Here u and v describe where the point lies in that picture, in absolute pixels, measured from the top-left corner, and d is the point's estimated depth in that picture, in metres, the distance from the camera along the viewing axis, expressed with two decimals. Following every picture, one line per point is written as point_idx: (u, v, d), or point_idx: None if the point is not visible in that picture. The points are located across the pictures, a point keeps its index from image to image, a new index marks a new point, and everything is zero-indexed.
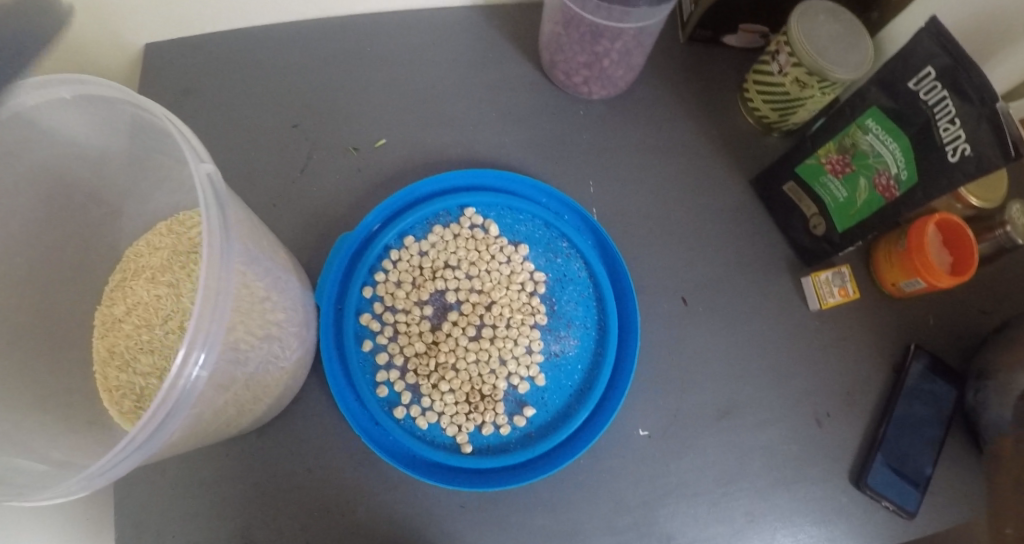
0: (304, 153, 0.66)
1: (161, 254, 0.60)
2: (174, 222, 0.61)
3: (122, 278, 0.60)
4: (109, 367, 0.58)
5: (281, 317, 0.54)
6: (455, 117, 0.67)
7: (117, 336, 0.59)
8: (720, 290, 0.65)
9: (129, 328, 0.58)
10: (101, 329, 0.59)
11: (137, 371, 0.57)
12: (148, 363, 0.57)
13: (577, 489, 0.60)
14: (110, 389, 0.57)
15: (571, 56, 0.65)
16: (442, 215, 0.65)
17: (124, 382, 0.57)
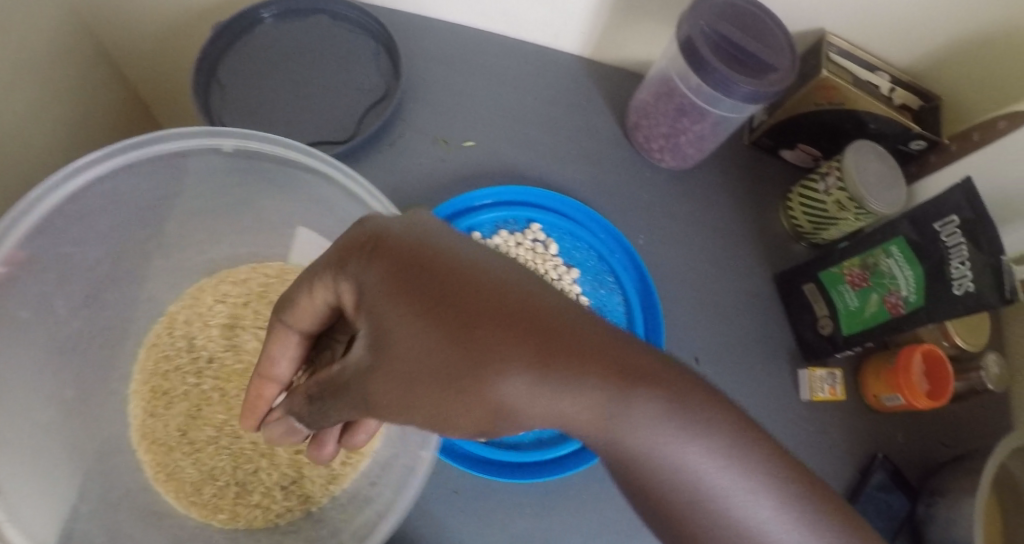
0: (399, 130, 0.72)
1: (222, 317, 0.69)
2: (231, 274, 0.69)
3: (159, 336, 0.68)
4: (169, 454, 0.64)
5: None
6: (537, 141, 0.74)
7: (171, 418, 0.66)
8: (725, 356, 0.71)
9: (184, 410, 0.67)
10: (151, 405, 0.66)
11: (205, 455, 0.65)
12: (196, 440, 0.66)
13: (563, 504, 0.64)
14: (171, 478, 0.63)
15: (654, 125, 0.73)
16: (510, 221, 0.70)
17: (195, 468, 0.64)
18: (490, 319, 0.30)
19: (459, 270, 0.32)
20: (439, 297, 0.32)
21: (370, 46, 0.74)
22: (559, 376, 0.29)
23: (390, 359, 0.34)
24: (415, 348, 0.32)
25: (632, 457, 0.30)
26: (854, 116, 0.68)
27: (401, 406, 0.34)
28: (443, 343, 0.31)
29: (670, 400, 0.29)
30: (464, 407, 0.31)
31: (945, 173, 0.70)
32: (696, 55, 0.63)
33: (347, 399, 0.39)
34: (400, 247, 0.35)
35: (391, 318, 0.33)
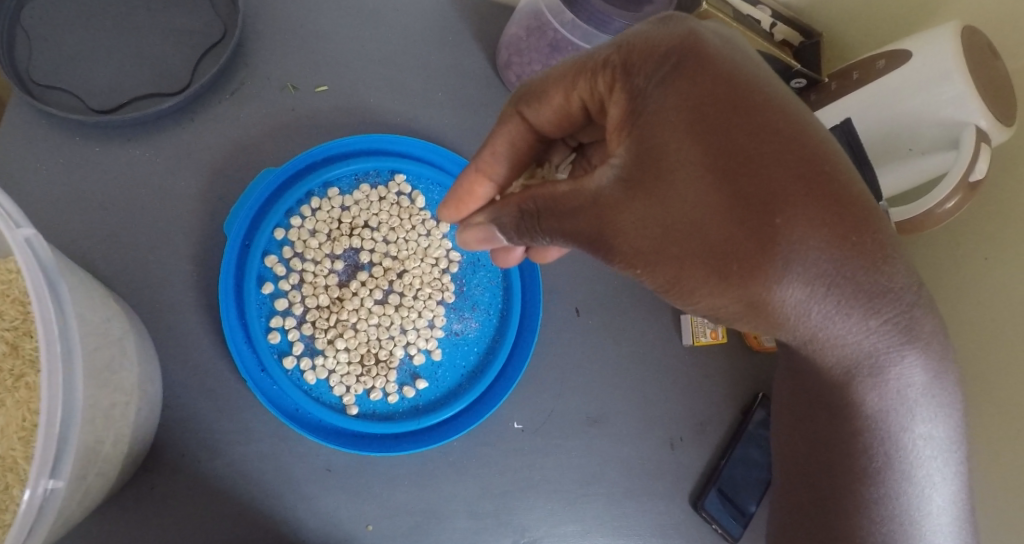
0: (238, 76, 0.63)
1: None
2: None
3: None
4: None
5: (126, 372, 0.50)
6: (399, 84, 0.67)
7: None
8: (610, 305, 0.69)
9: None
10: None
11: None
12: None
13: (442, 471, 0.61)
14: None
15: (526, 63, 0.66)
16: (371, 174, 0.65)
17: None
18: (766, 126, 0.33)
19: (757, 90, 0.34)
20: (728, 134, 0.33)
21: None
22: (849, 253, 0.33)
23: (613, 209, 0.36)
24: (686, 171, 0.33)
25: (822, 328, 0.35)
26: None
27: (654, 246, 0.35)
28: (723, 165, 0.32)
29: (886, 308, 0.35)
30: (738, 273, 0.32)
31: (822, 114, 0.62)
32: None
33: (583, 219, 0.38)
34: (648, 48, 0.37)
35: (663, 127, 0.34)
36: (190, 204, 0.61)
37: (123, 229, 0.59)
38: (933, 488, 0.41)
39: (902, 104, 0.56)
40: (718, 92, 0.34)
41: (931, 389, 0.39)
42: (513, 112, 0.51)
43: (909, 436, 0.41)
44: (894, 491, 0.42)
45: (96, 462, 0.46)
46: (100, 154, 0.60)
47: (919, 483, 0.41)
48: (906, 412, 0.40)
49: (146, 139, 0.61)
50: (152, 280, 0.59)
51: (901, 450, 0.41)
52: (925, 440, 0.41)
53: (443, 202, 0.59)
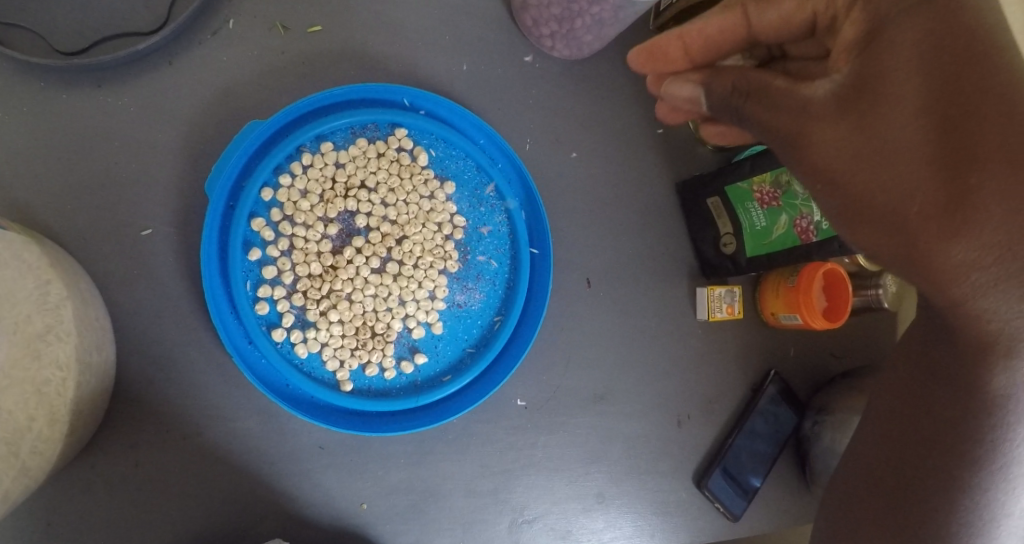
0: (221, 13, 0.56)
1: None
2: None
3: None
4: None
5: (67, 352, 0.46)
6: (402, 25, 0.60)
7: None
8: (623, 277, 0.65)
9: None
10: None
11: None
12: None
13: (440, 449, 0.60)
14: None
15: (543, 6, 0.58)
16: (369, 128, 0.58)
17: None
18: (1003, 73, 0.32)
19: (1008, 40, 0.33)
20: (956, 72, 0.33)
21: None
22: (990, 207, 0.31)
23: (816, 119, 0.37)
24: (901, 99, 0.34)
25: (941, 267, 0.33)
26: None
27: (840, 162, 0.36)
28: (932, 104, 0.33)
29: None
30: (891, 208, 0.34)
31: None
32: None
33: (777, 118, 0.39)
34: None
35: (896, 54, 0.35)
36: (170, 161, 0.55)
37: (98, 188, 0.54)
38: (1001, 389, 0.36)
39: None
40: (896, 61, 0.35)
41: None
42: (738, 3, 0.47)
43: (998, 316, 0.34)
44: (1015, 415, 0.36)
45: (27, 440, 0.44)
46: (69, 102, 0.54)
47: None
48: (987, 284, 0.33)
49: (120, 85, 0.55)
50: (132, 245, 0.54)
51: (1004, 336, 0.34)
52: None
53: (640, 47, 0.54)
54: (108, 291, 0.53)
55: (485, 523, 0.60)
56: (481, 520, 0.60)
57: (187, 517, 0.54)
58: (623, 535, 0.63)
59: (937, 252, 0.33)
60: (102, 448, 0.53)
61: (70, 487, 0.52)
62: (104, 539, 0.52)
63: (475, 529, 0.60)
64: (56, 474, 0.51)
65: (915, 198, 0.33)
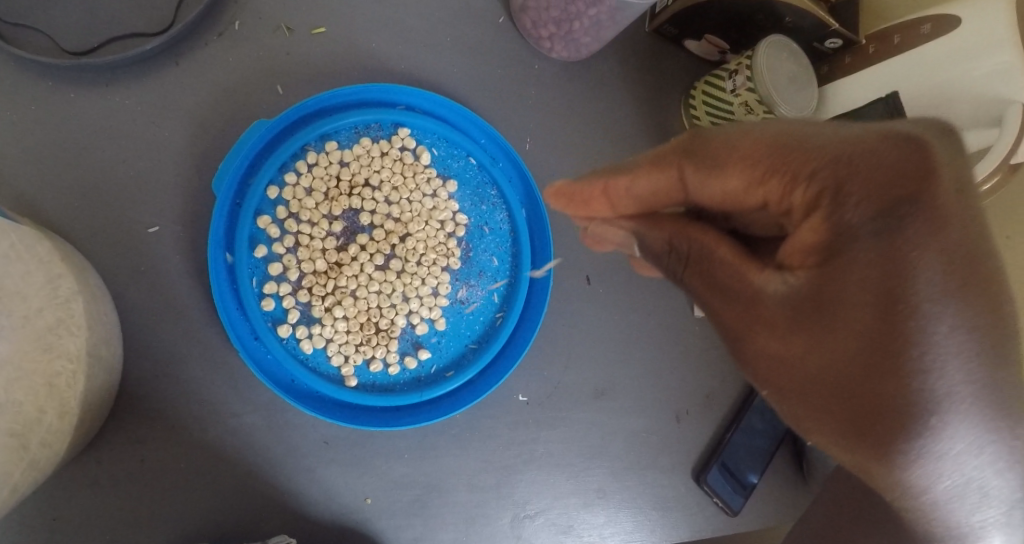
0: (226, 16, 0.57)
1: None
2: None
3: None
4: None
5: (74, 345, 0.47)
6: (405, 28, 0.61)
7: None
8: (622, 276, 0.66)
9: None
10: None
11: None
12: None
13: (444, 444, 0.60)
14: None
15: (542, 8, 0.60)
16: (373, 127, 0.59)
17: None
18: (946, 295, 0.28)
19: (962, 240, 0.29)
20: (908, 298, 0.28)
21: None
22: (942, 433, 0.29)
23: (763, 322, 0.32)
24: (853, 327, 0.29)
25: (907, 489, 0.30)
26: (768, 6, 0.62)
27: (790, 379, 0.32)
28: (878, 331, 0.29)
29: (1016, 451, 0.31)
30: (837, 432, 0.30)
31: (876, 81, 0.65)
32: None
33: (731, 312, 0.34)
34: (893, 169, 0.30)
35: (856, 276, 0.29)
36: (176, 160, 0.56)
37: (106, 186, 0.55)
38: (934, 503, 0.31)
39: (960, 64, 0.58)
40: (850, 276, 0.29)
41: (993, 470, 0.30)
42: (677, 163, 0.38)
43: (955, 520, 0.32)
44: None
45: (37, 432, 0.44)
46: (77, 101, 0.55)
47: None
48: (944, 503, 0.31)
49: (127, 84, 0.56)
50: (139, 243, 0.55)
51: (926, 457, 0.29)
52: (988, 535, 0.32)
53: (556, 186, 0.44)
54: (115, 288, 0.54)
55: (487, 517, 0.60)
56: (484, 514, 0.60)
57: (192, 512, 0.54)
58: (623, 530, 0.64)
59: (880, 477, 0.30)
60: (107, 444, 0.53)
61: (75, 483, 0.52)
62: (108, 534, 0.53)
63: (478, 524, 0.60)
64: (61, 468, 0.52)
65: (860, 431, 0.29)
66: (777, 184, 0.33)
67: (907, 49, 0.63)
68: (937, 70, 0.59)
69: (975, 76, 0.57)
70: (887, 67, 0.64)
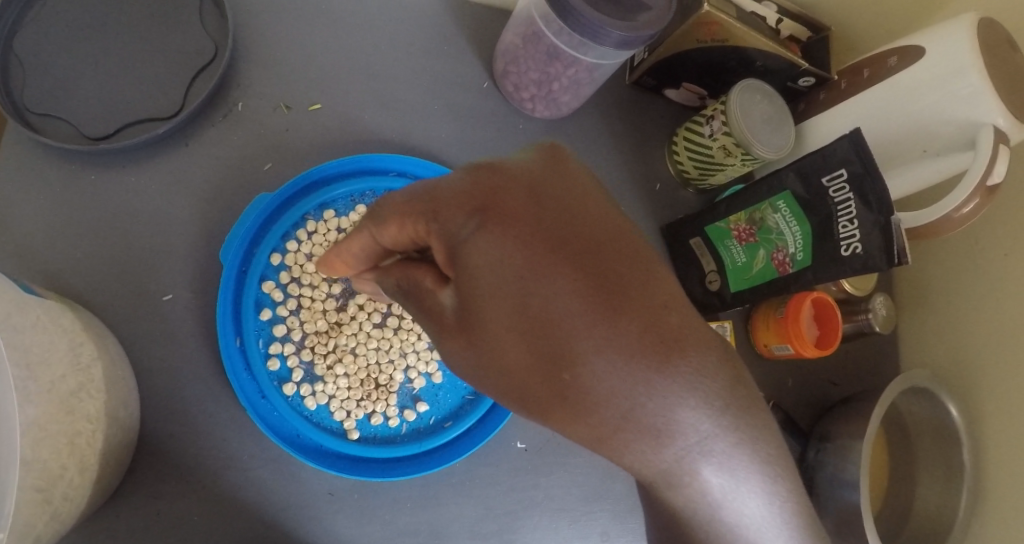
0: (232, 98, 0.63)
1: None
2: None
3: None
4: None
5: (94, 405, 0.51)
6: (396, 99, 0.66)
7: None
8: None
9: None
10: None
11: None
12: None
13: (445, 492, 0.62)
14: None
15: (522, 71, 0.64)
16: (368, 194, 0.64)
17: None
18: (560, 273, 0.30)
19: (579, 224, 0.32)
20: (536, 301, 0.30)
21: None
22: (665, 387, 0.28)
23: (448, 327, 0.34)
24: (489, 309, 0.31)
25: (685, 468, 0.30)
26: (738, 52, 0.66)
27: (479, 373, 0.32)
28: (511, 303, 0.30)
29: (742, 397, 0.31)
30: (530, 404, 0.30)
31: (855, 107, 0.67)
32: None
33: (433, 327, 0.35)
34: (472, 189, 0.33)
35: (478, 265, 0.31)
36: (188, 232, 0.60)
37: (125, 258, 0.59)
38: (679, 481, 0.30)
39: (944, 84, 0.59)
40: (483, 260, 0.31)
41: (675, 410, 0.29)
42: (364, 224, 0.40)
43: (720, 505, 0.31)
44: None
45: (60, 487, 0.47)
46: (97, 181, 0.60)
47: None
48: (688, 479, 0.30)
49: (141, 165, 0.61)
50: (155, 310, 0.59)
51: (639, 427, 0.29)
52: (762, 516, 0.31)
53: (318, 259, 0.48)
54: (133, 353, 0.58)
55: None
56: None
57: None
58: None
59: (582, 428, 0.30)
60: (126, 500, 0.57)
61: (97, 537, 0.55)
62: None
63: None
64: (84, 525, 0.55)
65: (540, 398, 0.30)
66: (413, 226, 0.36)
67: (882, 78, 0.65)
68: (923, 90, 0.61)
69: (954, 100, 0.58)
70: (867, 94, 0.66)
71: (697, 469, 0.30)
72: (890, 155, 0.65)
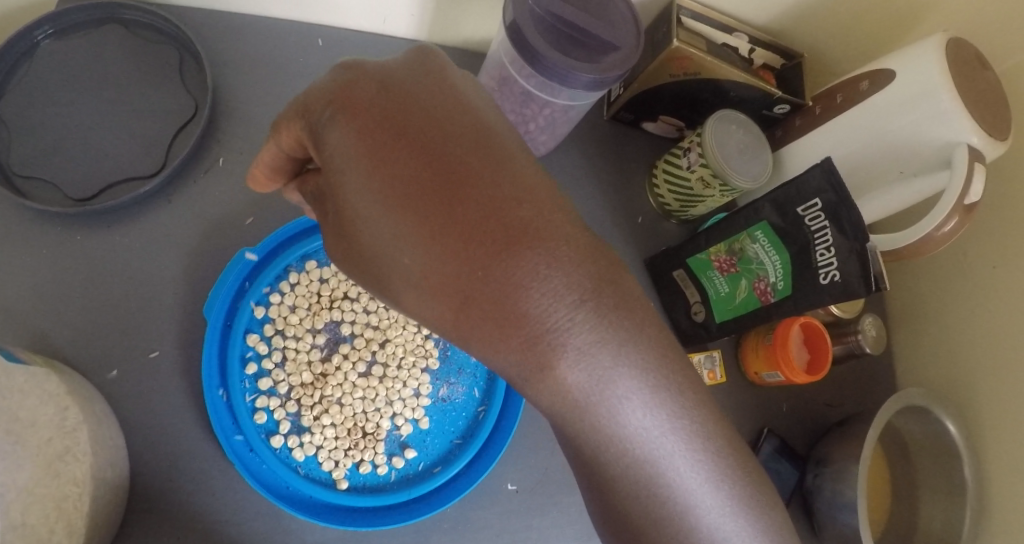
0: (212, 153, 0.63)
1: None
2: None
3: None
4: None
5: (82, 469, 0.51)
6: None
7: None
8: None
9: None
10: None
11: None
12: None
13: (437, 537, 0.62)
14: None
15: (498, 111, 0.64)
16: None
17: None
18: (411, 160, 0.30)
19: (434, 114, 0.31)
20: (387, 183, 0.30)
21: (173, 55, 0.63)
22: (505, 272, 0.29)
23: (334, 226, 0.35)
24: (356, 200, 0.31)
25: (539, 355, 0.30)
26: (713, 84, 0.67)
27: (361, 263, 0.33)
28: (373, 190, 0.31)
29: (605, 296, 0.31)
30: (405, 287, 0.31)
31: (830, 131, 0.67)
32: (526, 44, 0.55)
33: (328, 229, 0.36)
34: (331, 85, 0.33)
35: (340, 160, 0.32)
36: (173, 288, 0.61)
37: (111, 318, 0.60)
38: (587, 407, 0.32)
39: (920, 105, 0.59)
40: (344, 154, 0.32)
41: (553, 308, 0.30)
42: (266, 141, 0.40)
43: (606, 406, 0.32)
44: (663, 505, 0.34)
45: None
46: (83, 242, 0.61)
47: (705, 492, 0.34)
48: (598, 405, 0.32)
49: (125, 224, 0.61)
50: (142, 368, 0.59)
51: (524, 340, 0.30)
52: (652, 423, 0.33)
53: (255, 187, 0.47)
54: (121, 412, 0.58)
55: None
56: None
57: None
58: None
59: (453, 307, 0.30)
60: None
61: None
62: None
63: None
64: None
65: (408, 278, 0.31)
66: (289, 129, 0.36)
67: (851, 105, 0.65)
68: (901, 112, 0.60)
69: (927, 123, 0.59)
70: (841, 120, 0.66)
71: (556, 359, 0.30)
72: (868, 179, 0.65)
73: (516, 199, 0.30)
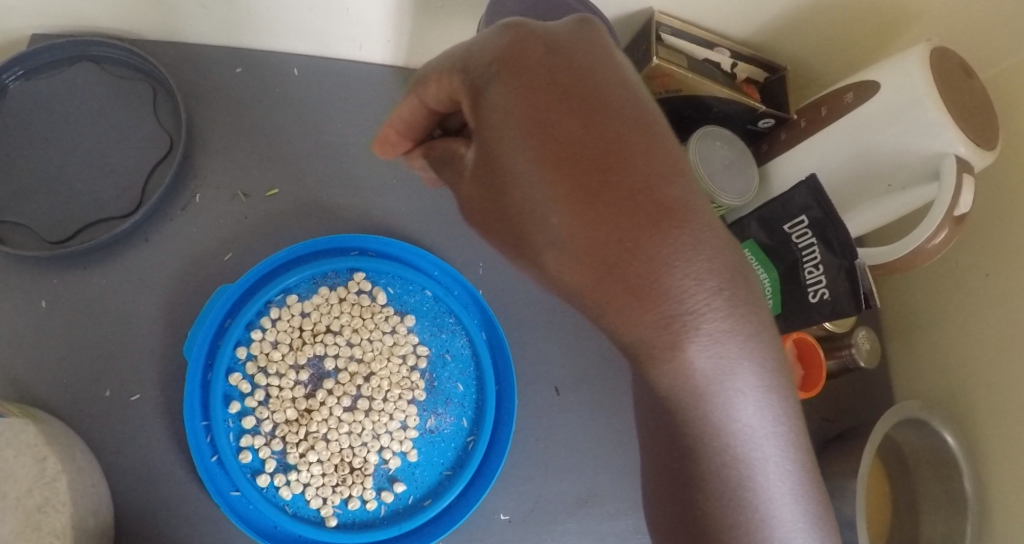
0: (189, 190, 0.63)
1: None
2: None
3: None
4: None
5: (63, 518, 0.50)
6: (354, 177, 0.66)
7: None
8: (594, 381, 0.67)
9: None
10: None
11: None
12: None
13: None
14: None
15: None
16: (330, 275, 0.64)
17: None
18: (576, 121, 0.30)
19: (604, 86, 0.31)
20: (547, 138, 0.30)
21: (147, 91, 0.63)
22: (652, 248, 0.28)
23: (476, 182, 0.35)
24: (509, 155, 0.31)
25: (674, 335, 0.29)
26: (695, 100, 0.66)
27: (500, 221, 0.33)
28: (529, 140, 0.30)
29: (736, 290, 0.30)
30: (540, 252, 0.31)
31: (819, 141, 0.65)
32: None
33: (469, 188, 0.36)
34: (495, 43, 0.33)
35: (496, 115, 0.32)
36: (153, 329, 0.60)
37: (91, 361, 0.59)
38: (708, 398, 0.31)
39: (905, 116, 0.57)
40: (502, 107, 0.31)
41: (705, 295, 0.29)
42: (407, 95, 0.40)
43: (725, 395, 0.31)
44: (746, 511, 0.32)
45: None
46: (60, 285, 0.60)
47: (787, 505, 0.32)
48: (719, 391, 0.31)
49: (103, 265, 0.61)
50: (124, 411, 0.59)
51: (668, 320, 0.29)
52: (758, 421, 0.32)
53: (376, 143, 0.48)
54: (103, 457, 0.57)
55: None
56: None
57: None
58: None
59: (582, 274, 0.29)
60: None
61: None
62: None
63: None
64: None
65: (546, 240, 0.30)
66: (446, 83, 0.36)
67: (834, 119, 0.64)
68: (884, 123, 0.59)
69: (913, 135, 0.57)
70: (826, 134, 0.64)
71: (688, 340, 0.29)
72: (855, 193, 0.64)
73: (663, 180, 0.29)
